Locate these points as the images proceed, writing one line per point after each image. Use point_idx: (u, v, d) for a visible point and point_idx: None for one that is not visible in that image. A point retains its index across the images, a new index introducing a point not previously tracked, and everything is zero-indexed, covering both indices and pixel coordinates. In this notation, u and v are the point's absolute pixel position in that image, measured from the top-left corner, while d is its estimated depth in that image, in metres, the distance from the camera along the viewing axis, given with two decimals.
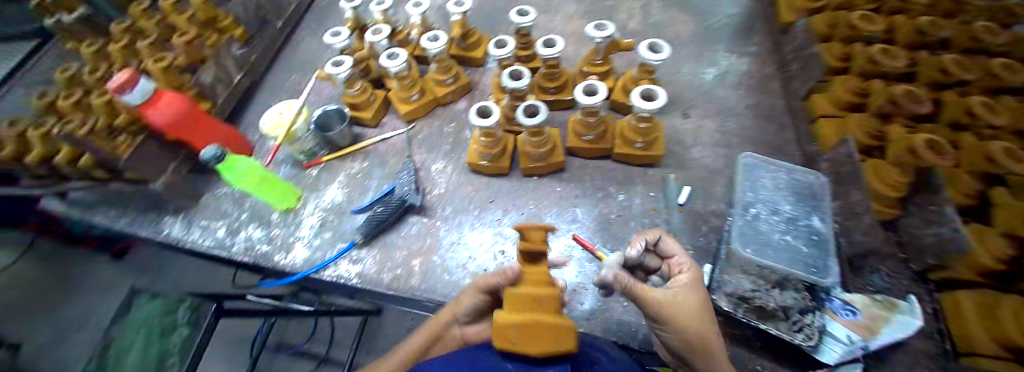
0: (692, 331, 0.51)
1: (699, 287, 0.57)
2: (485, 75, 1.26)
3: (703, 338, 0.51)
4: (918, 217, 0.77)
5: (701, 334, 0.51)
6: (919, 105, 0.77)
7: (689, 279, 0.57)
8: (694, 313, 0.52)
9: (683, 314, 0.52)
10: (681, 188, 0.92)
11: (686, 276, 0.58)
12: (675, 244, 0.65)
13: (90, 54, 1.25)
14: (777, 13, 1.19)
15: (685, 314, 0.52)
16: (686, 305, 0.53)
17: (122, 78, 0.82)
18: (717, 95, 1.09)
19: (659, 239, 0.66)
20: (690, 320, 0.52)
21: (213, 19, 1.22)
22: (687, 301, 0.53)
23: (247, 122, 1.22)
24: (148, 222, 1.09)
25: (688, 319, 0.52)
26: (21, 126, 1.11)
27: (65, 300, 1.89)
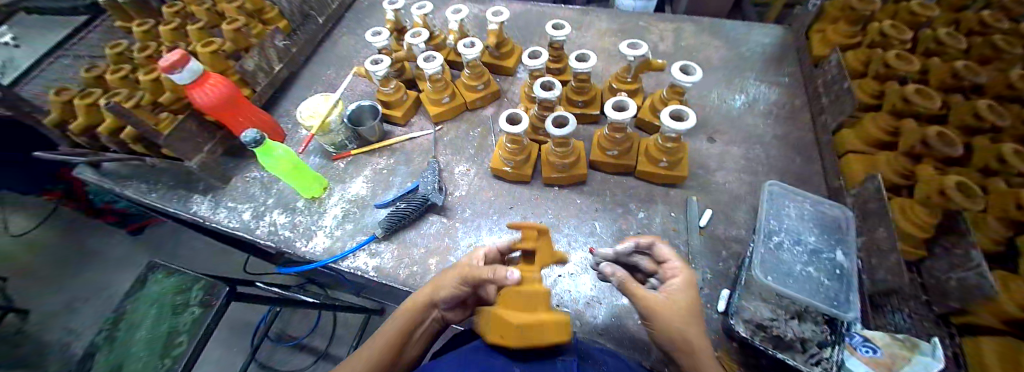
0: (676, 330, 0.52)
1: (690, 291, 0.57)
2: (514, 84, 1.29)
3: (686, 337, 0.52)
4: (944, 260, 0.76)
5: (686, 333, 0.52)
6: (952, 149, 0.79)
7: (678, 282, 0.57)
8: (681, 314, 0.53)
9: (669, 312, 0.52)
10: (704, 212, 0.92)
11: (677, 280, 0.58)
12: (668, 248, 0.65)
13: (140, 34, 1.32)
14: (810, 47, 1.21)
15: (672, 313, 0.52)
16: (673, 304, 0.53)
17: (175, 57, 0.87)
18: (744, 122, 1.10)
19: (652, 243, 0.66)
20: (675, 320, 0.52)
21: (261, 11, 1.30)
22: (674, 303, 0.54)
23: (282, 111, 1.26)
24: (178, 198, 1.13)
25: (674, 319, 0.52)
26: (69, 94, 1.16)
27: (79, 269, 1.94)
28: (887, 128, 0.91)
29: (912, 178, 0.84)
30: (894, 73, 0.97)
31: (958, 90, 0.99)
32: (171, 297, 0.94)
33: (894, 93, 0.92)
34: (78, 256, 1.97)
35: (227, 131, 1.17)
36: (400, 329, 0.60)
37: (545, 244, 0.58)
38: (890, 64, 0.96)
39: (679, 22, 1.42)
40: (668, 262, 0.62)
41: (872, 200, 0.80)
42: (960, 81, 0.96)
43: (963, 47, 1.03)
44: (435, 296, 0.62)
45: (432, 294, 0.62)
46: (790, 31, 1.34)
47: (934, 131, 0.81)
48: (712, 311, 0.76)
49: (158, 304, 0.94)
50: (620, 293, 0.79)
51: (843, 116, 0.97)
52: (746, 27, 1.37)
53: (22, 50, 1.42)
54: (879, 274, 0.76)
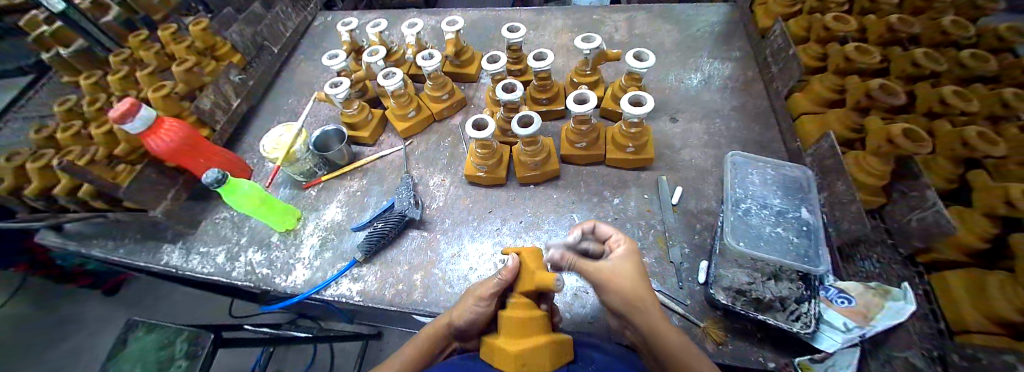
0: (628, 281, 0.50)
1: (635, 259, 0.55)
2: (479, 90, 1.30)
3: (635, 295, 0.49)
4: (902, 203, 0.81)
5: (638, 290, 0.50)
6: (894, 98, 0.84)
7: (623, 252, 0.55)
8: (626, 274, 0.51)
9: (616, 274, 0.51)
10: (675, 191, 0.94)
11: (619, 249, 0.56)
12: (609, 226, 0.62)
13: (88, 86, 1.28)
14: (755, 20, 1.26)
15: (619, 274, 0.51)
16: (622, 267, 0.52)
17: (126, 106, 0.84)
18: (703, 98, 1.14)
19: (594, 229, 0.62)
20: (624, 280, 0.51)
21: (212, 48, 1.30)
22: (624, 264, 0.53)
23: (246, 147, 1.23)
24: (146, 250, 1.09)
25: (621, 279, 0.51)
26: (20, 159, 1.12)
27: (56, 339, 1.84)
28: (833, 86, 0.96)
29: (862, 132, 0.88)
30: (834, 35, 1.02)
31: (896, 42, 1.05)
32: (155, 353, 0.91)
33: (836, 54, 0.97)
34: (54, 326, 1.88)
35: (189, 175, 1.14)
36: (415, 358, 0.58)
37: (535, 267, 0.55)
38: (829, 26, 1.02)
39: (631, 10, 1.45)
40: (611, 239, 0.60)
41: (828, 156, 0.84)
42: (896, 34, 1.02)
43: (895, 3, 1.10)
44: (452, 323, 0.59)
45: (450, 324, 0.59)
46: (735, 7, 1.40)
47: (877, 84, 0.86)
48: (694, 284, 0.78)
49: (143, 365, 0.90)
50: None
51: (792, 81, 1.01)
52: (694, 8, 1.42)
53: None
54: (844, 225, 0.80)
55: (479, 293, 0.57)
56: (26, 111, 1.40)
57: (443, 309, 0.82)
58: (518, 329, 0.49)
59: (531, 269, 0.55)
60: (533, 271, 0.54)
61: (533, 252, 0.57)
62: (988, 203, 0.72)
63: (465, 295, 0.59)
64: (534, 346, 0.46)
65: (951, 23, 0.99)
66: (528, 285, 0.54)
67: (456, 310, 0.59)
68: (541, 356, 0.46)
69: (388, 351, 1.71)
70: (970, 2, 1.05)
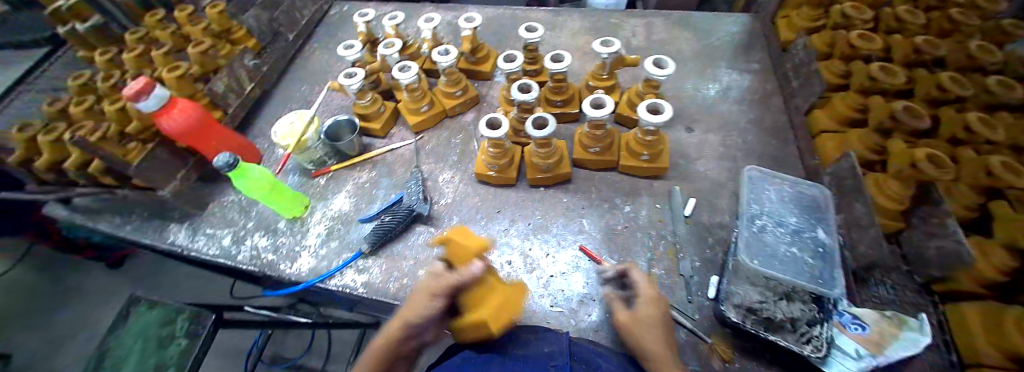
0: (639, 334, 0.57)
1: (655, 309, 0.60)
2: (492, 88, 1.28)
3: (648, 349, 0.55)
4: (921, 229, 0.79)
5: (653, 343, 0.55)
6: (919, 122, 0.82)
7: (645, 298, 0.61)
8: (646, 327, 0.57)
9: (637, 330, 0.58)
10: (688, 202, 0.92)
11: (642, 298, 0.61)
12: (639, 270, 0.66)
13: (103, 62, 1.28)
14: (777, 33, 1.24)
15: (640, 331, 0.57)
16: (644, 321, 0.58)
17: (140, 84, 0.84)
18: (720, 110, 1.12)
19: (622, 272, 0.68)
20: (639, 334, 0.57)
21: (228, 31, 1.29)
22: (643, 317, 0.58)
23: (256, 132, 1.23)
24: (153, 229, 1.10)
25: (638, 333, 0.57)
26: (32, 131, 1.13)
27: (58, 310, 1.86)
28: (856, 105, 0.94)
29: (884, 154, 0.86)
30: (858, 53, 0.99)
31: (921, 64, 1.02)
32: (157, 329, 1.05)
33: (860, 72, 0.94)
34: (57, 296, 1.90)
35: (200, 156, 1.14)
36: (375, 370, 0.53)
37: (460, 231, 0.58)
38: (853, 43, 0.99)
39: (650, 16, 1.44)
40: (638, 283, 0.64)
41: (847, 177, 0.82)
42: (922, 55, 1.00)
43: (922, 23, 1.07)
44: (409, 326, 0.54)
45: (407, 325, 0.54)
46: (756, 19, 1.37)
47: (902, 106, 0.84)
48: (702, 298, 0.77)
49: (142, 339, 1.03)
50: None
51: (813, 97, 0.99)
52: (714, 17, 1.39)
53: None
54: (861, 248, 0.78)
55: (433, 293, 0.53)
56: (39, 85, 1.42)
57: None
58: (483, 299, 0.54)
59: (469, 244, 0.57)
60: (464, 242, 0.57)
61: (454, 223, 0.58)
62: (1011, 235, 0.70)
63: (417, 295, 0.55)
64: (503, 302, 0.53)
65: (978, 48, 0.96)
66: (466, 257, 0.56)
67: (410, 309, 0.55)
68: (511, 303, 0.56)
69: None
70: (1000, 27, 1.03)
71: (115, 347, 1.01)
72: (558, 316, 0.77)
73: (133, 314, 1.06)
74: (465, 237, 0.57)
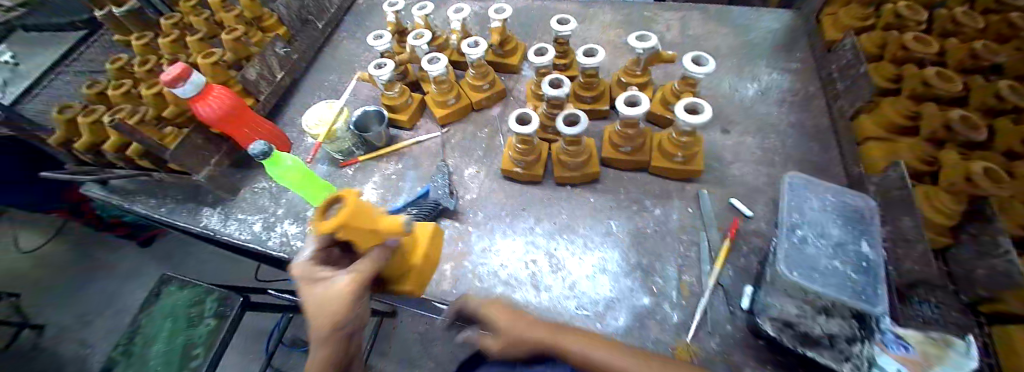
0: (518, 341, 0.58)
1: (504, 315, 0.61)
2: (520, 82, 1.27)
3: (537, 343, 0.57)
4: (970, 246, 0.75)
5: (539, 339, 0.57)
6: (976, 132, 0.77)
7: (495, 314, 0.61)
8: (519, 334, 0.58)
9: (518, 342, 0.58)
10: (730, 201, 0.91)
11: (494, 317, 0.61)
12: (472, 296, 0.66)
13: (140, 47, 1.31)
14: (821, 32, 1.18)
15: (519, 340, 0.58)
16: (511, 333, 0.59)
17: (177, 71, 0.86)
18: (758, 112, 1.08)
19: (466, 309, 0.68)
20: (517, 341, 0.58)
21: (260, 18, 1.31)
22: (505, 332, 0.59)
23: (286, 120, 1.25)
24: (186, 212, 1.13)
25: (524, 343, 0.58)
26: (72, 112, 1.16)
27: (93, 283, 1.98)
28: (906, 111, 0.89)
29: (935, 165, 0.82)
30: (911, 56, 0.94)
31: (977, 71, 0.96)
32: (187, 309, 1.09)
33: (914, 77, 0.89)
34: (93, 271, 2.02)
35: (232, 143, 1.17)
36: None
37: (363, 210, 0.50)
38: (907, 46, 0.94)
39: (685, 11, 1.38)
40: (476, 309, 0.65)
41: (894, 188, 0.79)
42: (979, 62, 0.93)
43: (981, 27, 1.00)
44: (345, 329, 0.51)
45: (336, 331, 0.50)
46: (799, 16, 1.31)
47: (958, 115, 0.79)
48: (735, 308, 0.75)
49: (173, 318, 1.09)
50: (641, 292, 0.79)
51: (860, 102, 0.94)
52: (753, 13, 1.34)
53: (24, 69, 1.45)
54: (907, 263, 0.74)
55: (353, 292, 0.50)
56: (77, 67, 1.47)
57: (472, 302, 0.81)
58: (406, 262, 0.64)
59: (374, 223, 0.52)
60: (370, 223, 0.51)
61: (354, 198, 0.49)
62: None
63: (334, 298, 0.50)
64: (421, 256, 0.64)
65: None
66: (378, 236, 0.54)
67: (329, 315, 0.50)
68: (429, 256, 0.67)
69: (404, 325, 1.77)
70: None
71: (147, 325, 1.09)
72: (584, 319, 0.76)
73: (164, 294, 1.13)
74: (368, 215, 0.51)
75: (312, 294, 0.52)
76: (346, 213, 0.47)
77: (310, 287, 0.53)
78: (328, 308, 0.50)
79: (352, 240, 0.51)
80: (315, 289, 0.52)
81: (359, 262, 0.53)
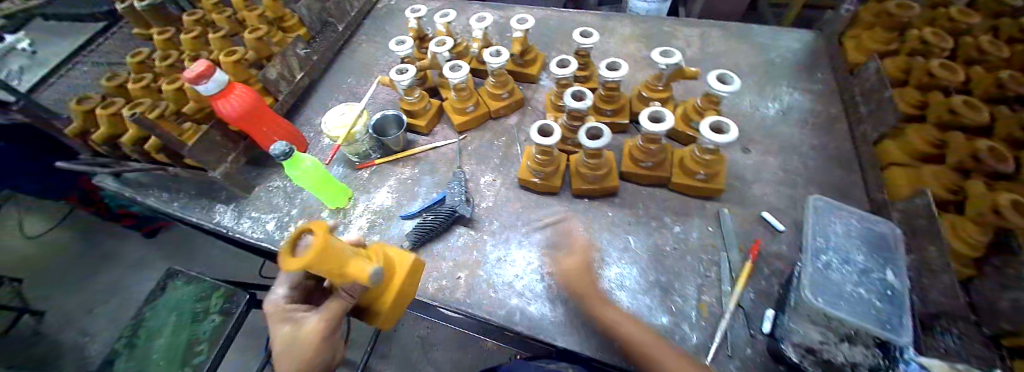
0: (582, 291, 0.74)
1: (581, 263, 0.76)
2: (538, 92, 1.27)
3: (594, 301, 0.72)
4: (995, 279, 0.74)
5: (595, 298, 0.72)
6: (1003, 164, 0.78)
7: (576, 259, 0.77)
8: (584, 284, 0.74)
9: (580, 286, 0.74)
10: (758, 215, 0.91)
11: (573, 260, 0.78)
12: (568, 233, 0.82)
13: (161, 41, 1.33)
14: (843, 54, 1.18)
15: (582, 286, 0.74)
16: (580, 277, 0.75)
17: (203, 68, 0.87)
18: (779, 132, 1.07)
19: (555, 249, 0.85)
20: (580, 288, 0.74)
21: (282, 19, 1.32)
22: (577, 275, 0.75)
23: (303, 120, 1.25)
24: (200, 208, 1.13)
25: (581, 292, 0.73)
26: (91, 103, 1.17)
27: (98, 273, 1.98)
28: (931, 138, 0.89)
29: (961, 194, 0.82)
30: (938, 83, 0.95)
31: (1001, 101, 0.96)
32: (193, 304, 1.09)
33: (940, 104, 0.89)
34: (98, 260, 2.01)
35: (249, 141, 1.17)
36: None
37: (333, 249, 0.49)
38: (933, 73, 0.95)
39: (705, 27, 1.39)
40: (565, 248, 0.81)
41: (920, 216, 0.78)
42: (1004, 91, 0.93)
43: (1005, 57, 1.00)
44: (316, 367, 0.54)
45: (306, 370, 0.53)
46: (820, 37, 1.31)
47: (985, 145, 0.79)
48: (755, 331, 0.74)
49: (179, 313, 1.08)
50: (659, 311, 0.78)
51: (884, 127, 0.93)
52: (774, 33, 1.34)
53: (42, 58, 1.46)
54: (932, 294, 0.73)
55: (321, 335, 0.53)
56: (95, 58, 1.48)
57: (486, 313, 0.80)
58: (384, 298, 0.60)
59: (344, 263, 0.51)
60: (339, 262, 0.50)
61: (323, 235, 0.47)
62: None
63: (302, 340, 0.53)
64: (397, 291, 0.59)
65: None
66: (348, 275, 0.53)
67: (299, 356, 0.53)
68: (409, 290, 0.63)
69: (404, 331, 1.75)
70: None
71: (152, 319, 1.08)
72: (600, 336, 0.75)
73: (170, 288, 1.12)
74: (338, 255, 0.49)
75: (281, 334, 0.55)
76: (316, 253, 0.46)
77: (281, 326, 0.55)
78: (296, 349, 0.53)
79: (319, 276, 0.49)
80: (285, 330, 0.55)
81: (328, 302, 0.54)
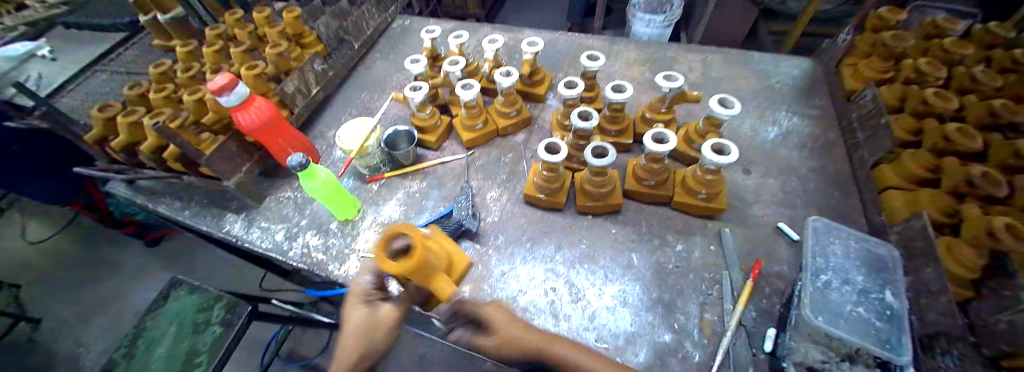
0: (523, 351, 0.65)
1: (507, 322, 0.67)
2: (545, 111, 1.31)
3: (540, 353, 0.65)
4: (992, 302, 0.75)
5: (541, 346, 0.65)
6: (998, 189, 0.81)
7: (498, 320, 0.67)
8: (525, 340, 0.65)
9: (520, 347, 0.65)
10: (776, 225, 0.94)
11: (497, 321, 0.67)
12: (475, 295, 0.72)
13: (184, 54, 1.38)
14: (840, 81, 1.23)
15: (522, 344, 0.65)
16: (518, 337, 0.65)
17: (225, 82, 0.91)
18: (777, 154, 1.11)
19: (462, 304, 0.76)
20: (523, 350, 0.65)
21: (301, 35, 1.37)
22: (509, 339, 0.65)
23: (317, 132, 1.29)
24: (211, 216, 1.15)
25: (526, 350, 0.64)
26: (112, 112, 1.21)
27: (99, 280, 1.98)
28: (926, 163, 0.92)
29: (958, 217, 0.85)
30: (933, 111, 0.99)
31: (995, 128, 1.00)
32: (194, 314, 1.09)
33: (935, 132, 0.93)
34: (100, 268, 2.02)
35: (264, 152, 1.21)
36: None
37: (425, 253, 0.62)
38: (928, 101, 0.99)
39: (706, 53, 1.44)
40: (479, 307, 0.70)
41: (917, 238, 0.80)
42: (997, 119, 0.97)
43: (998, 86, 1.05)
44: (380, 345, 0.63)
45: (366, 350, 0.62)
46: (818, 64, 1.36)
47: (980, 171, 0.83)
48: (757, 350, 0.75)
49: (179, 322, 1.09)
50: (661, 329, 0.79)
51: (881, 152, 0.97)
52: (773, 59, 1.39)
53: (61, 65, 1.51)
54: (931, 315, 0.74)
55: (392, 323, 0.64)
56: (114, 67, 1.53)
57: None
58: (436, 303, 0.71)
59: (426, 266, 0.63)
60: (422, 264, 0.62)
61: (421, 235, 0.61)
62: None
63: (375, 319, 0.63)
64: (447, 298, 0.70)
65: None
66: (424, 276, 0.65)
67: (370, 334, 0.63)
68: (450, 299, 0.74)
69: (401, 349, 1.75)
70: None
71: (152, 328, 1.08)
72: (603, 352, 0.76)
73: (172, 297, 1.13)
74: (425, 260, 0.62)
75: (358, 318, 0.64)
76: (416, 255, 0.59)
77: (360, 311, 0.65)
78: (370, 332, 0.63)
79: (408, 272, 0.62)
80: (364, 314, 0.64)
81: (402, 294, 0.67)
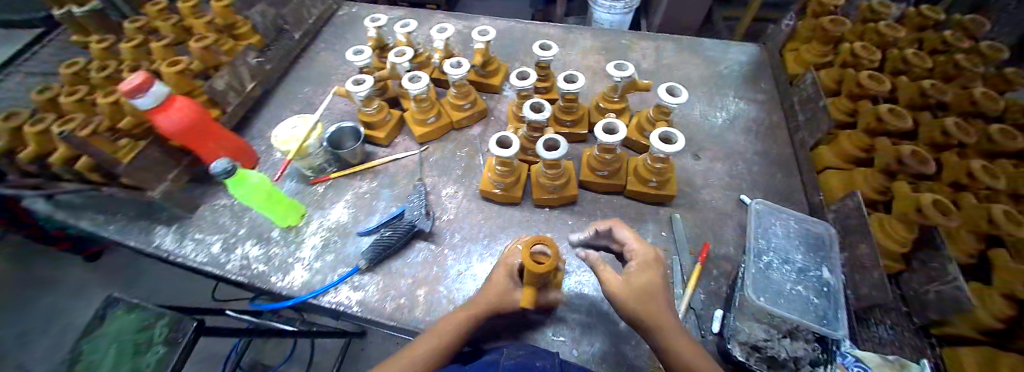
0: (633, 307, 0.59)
1: (649, 270, 0.63)
2: (501, 102, 1.28)
3: (642, 313, 0.58)
4: (921, 273, 0.78)
5: (656, 313, 0.58)
6: (925, 166, 0.83)
7: (636, 265, 0.64)
8: (637, 291, 0.60)
9: (635, 297, 0.59)
10: (737, 198, 0.99)
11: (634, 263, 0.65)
12: (627, 231, 0.71)
13: (99, 51, 1.23)
14: (784, 64, 1.27)
15: (640, 295, 0.59)
16: (636, 284, 0.60)
17: (139, 82, 0.80)
18: (726, 138, 1.13)
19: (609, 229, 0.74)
20: (635, 304, 0.59)
21: (231, 25, 1.25)
22: (633, 285, 0.60)
23: (255, 134, 1.20)
24: (139, 230, 1.05)
25: (634, 303, 0.59)
26: (22, 119, 1.06)
27: (26, 304, 1.78)
28: (861, 143, 0.95)
29: (889, 195, 0.89)
30: (867, 93, 1.01)
31: (924, 109, 1.04)
32: (133, 335, 0.84)
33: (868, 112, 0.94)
34: (29, 291, 1.82)
35: (194, 157, 1.10)
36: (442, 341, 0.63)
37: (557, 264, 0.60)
38: (862, 84, 1.01)
39: (659, 39, 1.45)
40: (627, 244, 0.69)
41: (852, 216, 0.82)
42: (925, 99, 1.01)
43: (928, 67, 1.10)
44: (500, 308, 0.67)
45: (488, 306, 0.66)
46: (764, 48, 1.40)
47: (909, 149, 0.84)
48: (706, 332, 0.76)
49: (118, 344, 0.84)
50: (617, 317, 0.80)
51: (820, 134, 1.00)
52: (722, 45, 1.41)
53: None
54: (864, 289, 0.76)
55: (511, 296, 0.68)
56: (30, 67, 1.34)
57: None
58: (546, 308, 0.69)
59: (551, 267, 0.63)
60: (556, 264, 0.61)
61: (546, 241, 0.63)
62: (1011, 285, 0.68)
63: (499, 285, 0.68)
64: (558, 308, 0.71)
65: (983, 95, 0.98)
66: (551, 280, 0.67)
67: (496, 295, 0.67)
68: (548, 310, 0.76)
69: (369, 351, 1.74)
70: (1000, 76, 1.07)
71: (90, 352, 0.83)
72: (560, 345, 0.76)
73: None
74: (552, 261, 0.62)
75: (499, 285, 0.69)
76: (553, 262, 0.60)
77: (504, 277, 0.69)
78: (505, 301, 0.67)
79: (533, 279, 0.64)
80: (506, 283, 0.69)
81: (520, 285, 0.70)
